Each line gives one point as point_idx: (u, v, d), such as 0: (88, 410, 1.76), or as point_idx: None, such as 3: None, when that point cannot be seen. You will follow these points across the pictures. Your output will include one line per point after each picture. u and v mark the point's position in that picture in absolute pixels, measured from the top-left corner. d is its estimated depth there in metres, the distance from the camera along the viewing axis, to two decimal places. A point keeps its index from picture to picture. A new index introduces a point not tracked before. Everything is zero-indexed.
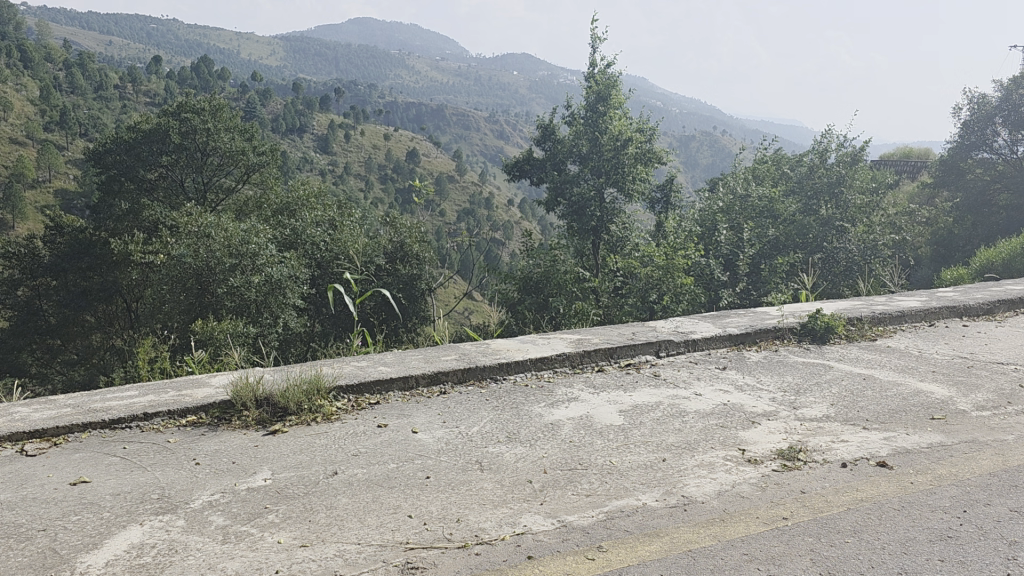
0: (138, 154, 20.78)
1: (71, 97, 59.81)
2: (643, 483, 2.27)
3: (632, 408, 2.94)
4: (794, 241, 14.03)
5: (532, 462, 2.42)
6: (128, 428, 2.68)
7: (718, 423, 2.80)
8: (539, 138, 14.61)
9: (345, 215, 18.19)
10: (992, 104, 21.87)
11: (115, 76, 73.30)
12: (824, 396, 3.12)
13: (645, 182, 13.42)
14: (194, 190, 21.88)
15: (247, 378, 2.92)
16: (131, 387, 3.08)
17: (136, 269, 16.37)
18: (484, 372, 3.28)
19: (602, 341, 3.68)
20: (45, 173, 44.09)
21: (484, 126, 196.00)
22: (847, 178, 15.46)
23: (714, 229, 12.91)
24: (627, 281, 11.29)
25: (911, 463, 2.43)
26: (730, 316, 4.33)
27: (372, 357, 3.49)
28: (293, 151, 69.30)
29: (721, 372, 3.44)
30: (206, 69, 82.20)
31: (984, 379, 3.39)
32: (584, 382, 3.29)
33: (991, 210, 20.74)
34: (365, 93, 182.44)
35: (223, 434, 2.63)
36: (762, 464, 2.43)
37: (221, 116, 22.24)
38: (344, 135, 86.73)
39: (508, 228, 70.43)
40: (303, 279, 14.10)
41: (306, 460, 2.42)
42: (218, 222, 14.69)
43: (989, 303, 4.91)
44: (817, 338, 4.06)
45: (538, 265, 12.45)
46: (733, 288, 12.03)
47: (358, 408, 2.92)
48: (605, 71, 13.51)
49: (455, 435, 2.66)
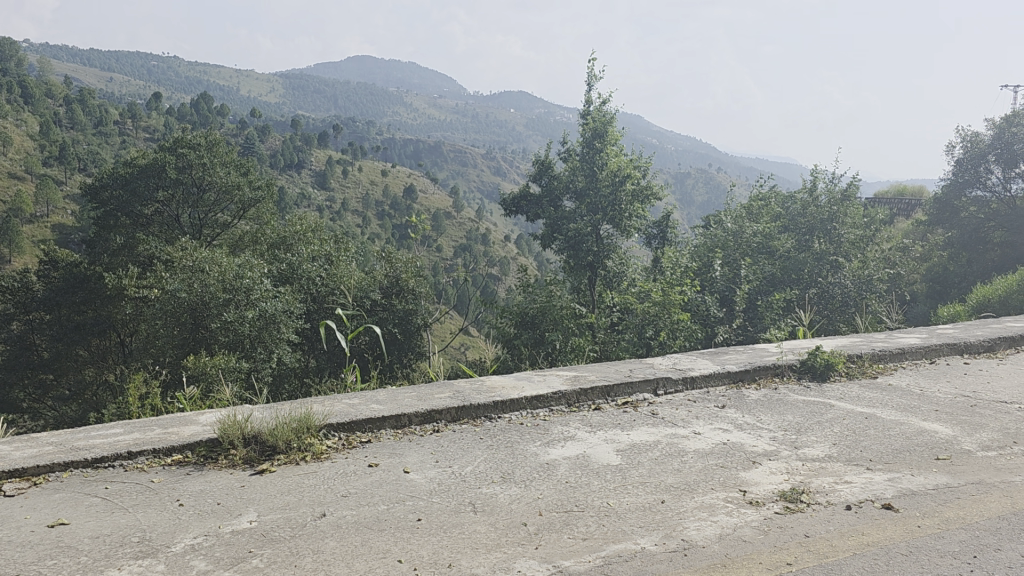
0: (134, 189, 20.80)
1: (71, 133, 60.18)
2: (642, 526, 2.20)
3: (629, 448, 2.87)
4: (789, 277, 14.03)
5: (527, 504, 2.35)
6: (112, 467, 2.60)
7: (718, 463, 2.73)
8: (535, 174, 14.49)
9: (340, 249, 18.18)
10: (985, 142, 21.99)
11: (115, 112, 73.84)
12: (825, 436, 3.05)
13: (641, 219, 13.44)
14: (190, 225, 21.89)
15: (235, 416, 2.84)
16: (116, 424, 3.01)
17: (130, 303, 16.29)
18: (478, 410, 3.21)
19: (599, 378, 3.62)
20: (43, 208, 44.22)
21: (481, 163, 197.33)
22: (838, 214, 15.47)
23: (710, 265, 12.97)
24: (624, 317, 11.29)
25: (917, 506, 2.36)
26: (729, 353, 4.27)
27: (365, 394, 3.41)
28: (291, 186, 69.53)
29: (721, 411, 3.37)
30: (205, 106, 82.80)
31: (988, 419, 3.32)
32: (581, 421, 3.22)
33: (986, 247, 20.75)
34: (363, 130, 183.86)
35: (209, 474, 2.55)
36: (764, 506, 2.35)
37: (217, 151, 22.31)
38: (342, 171, 87.18)
39: (504, 264, 70.54)
40: (297, 313, 13.96)
41: (293, 502, 2.34)
42: (212, 256, 14.64)
43: (989, 340, 4.86)
44: (817, 375, 4.00)
45: (535, 301, 12.40)
46: (730, 324, 12.04)
47: (348, 447, 2.85)
48: (600, 109, 13.48)
49: (449, 475, 2.59)
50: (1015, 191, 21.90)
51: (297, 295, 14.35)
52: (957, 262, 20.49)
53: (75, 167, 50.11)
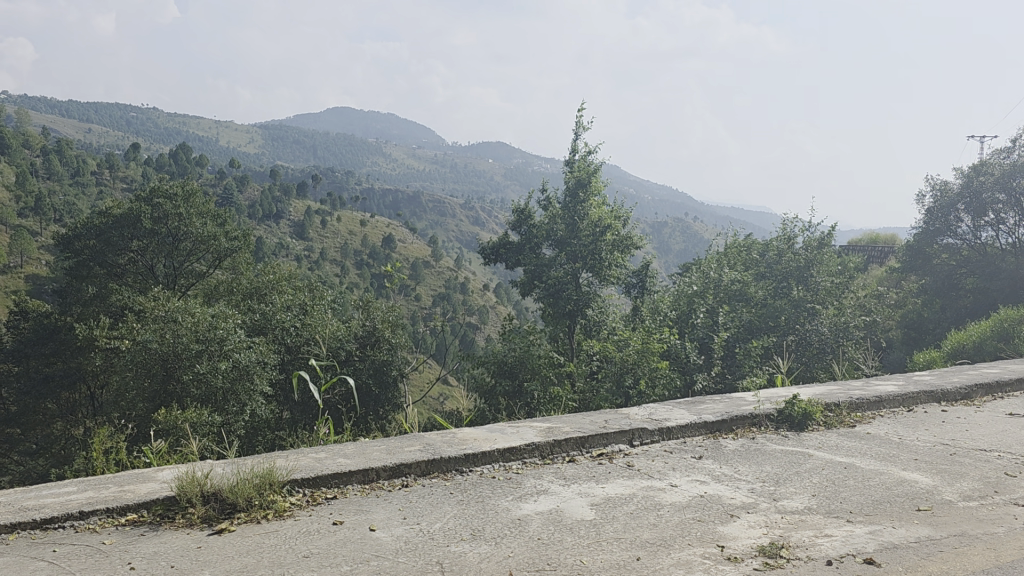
0: (108, 240, 20.64)
1: (47, 183, 59.91)
2: None
3: (604, 502, 2.79)
4: (766, 325, 14.04)
5: (497, 563, 2.25)
6: (61, 528, 2.48)
7: (695, 516, 2.65)
8: (515, 223, 14.29)
9: (316, 299, 18.05)
10: (953, 190, 22.44)
11: (93, 163, 73.82)
12: (804, 487, 2.98)
13: (621, 268, 13.42)
14: (165, 275, 21.70)
15: (194, 473, 2.74)
16: (70, 482, 2.89)
17: (100, 354, 16.00)
18: (449, 463, 3.12)
19: (573, 429, 3.54)
20: (17, 258, 43.90)
21: (460, 212, 198.45)
22: (814, 262, 15.49)
23: (691, 313, 13.05)
24: (603, 365, 11.23)
25: (900, 560, 2.29)
26: (706, 402, 4.21)
27: (332, 447, 3.31)
28: (269, 236, 69.34)
29: (697, 463, 3.29)
30: (183, 157, 82.86)
31: (968, 468, 3.27)
32: (554, 474, 3.13)
33: (959, 294, 20.94)
34: (342, 180, 184.75)
35: (164, 535, 2.44)
36: (743, 562, 2.27)
37: (194, 201, 22.20)
38: (320, 222, 87.21)
39: (484, 313, 70.54)
40: (271, 364, 13.75)
41: (251, 564, 2.24)
42: (186, 307, 14.46)
43: (966, 388, 4.83)
44: (794, 425, 3.94)
45: (513, 350, 12.29)
46: (709, 372, 12.04)
47: (313, 503, 2.74)
48: (585, 159, 13.61)
49: (416, 533, 2.48)
50: (985, 238, 22.23)
51: (271, 345, 14.16)
52: (932, 308, 20.69)
53: (51, 217, 49.92)
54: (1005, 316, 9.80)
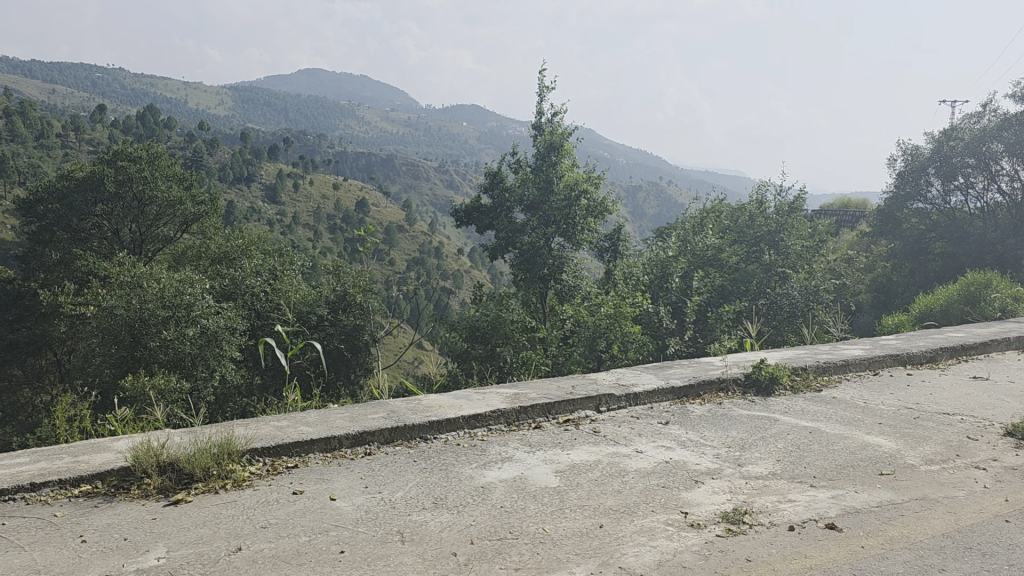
0: (71, 204, 20.29)
1: (10, 145, 58.55)
2: (578, 553, 2.10)
3: (568, 468, 2.77)
4: (737, 289, 14.10)
5: (458, 532, 2.23)
6: (12, 500, 2.42)
7: (659, 483, 2.64)
8: (487, 186, 14.17)
9: (286, 263, 17.86)
10: (924, 155, 22.57)
11: (57, 125, 72.21)
12: (769, 452, 2.98)
13: (593, 233, 13.38)
14: (131, 240, 21.36)
15: (150, 443, 2.67)
16: (23, 452, 2.82)
17: (65, 321, 15.77)
18: (413, 431, 3.08)
19: (540, 396, 3.51)
20: None
21: (434, 176, 197.22)
22: (786, 227, 15.53)
23: (664, 276, 13.09)
24: (575, 330, 11.25)
25: (861, 525, 2.29)
26: (674, 367, 4.20)
27: (295, 415, 3.26)
28: (240, 200, 68.49)
29: (664, 428, 3.28)
30: (151, 118, 81.29)
31: (931, 431, 3.29)
32: (519, 441, 3.10)
33: (928, 258, 21.19)
34: (314, 143, 182.62)
35: (118, 506, 2.39)
36: (705, 528, 2.26)
37: (160, 164, 21.75)
38: (292, 185, 86.25)
39: (458, 277, 70.42)
40: (240, 329, 13.61)
41: (207, 535, 2.19)
42: (152, 272, 14.23)
43: (931, 351, 4.88)
44: (761, 389, 3.94)
45: (485, 314, 12.24)
46: (681, 337, 12.17)
47: (274, 472, 2.70)
48: (554, 121, 13.48)
49: (377, 502, 2.45)
50: (954, 203, 22.45)
51: (239, 311, 14.00)
52: (901, 272, 20.94)
53: (15, 180, 49.02)
54: (972, 280, 9.90)
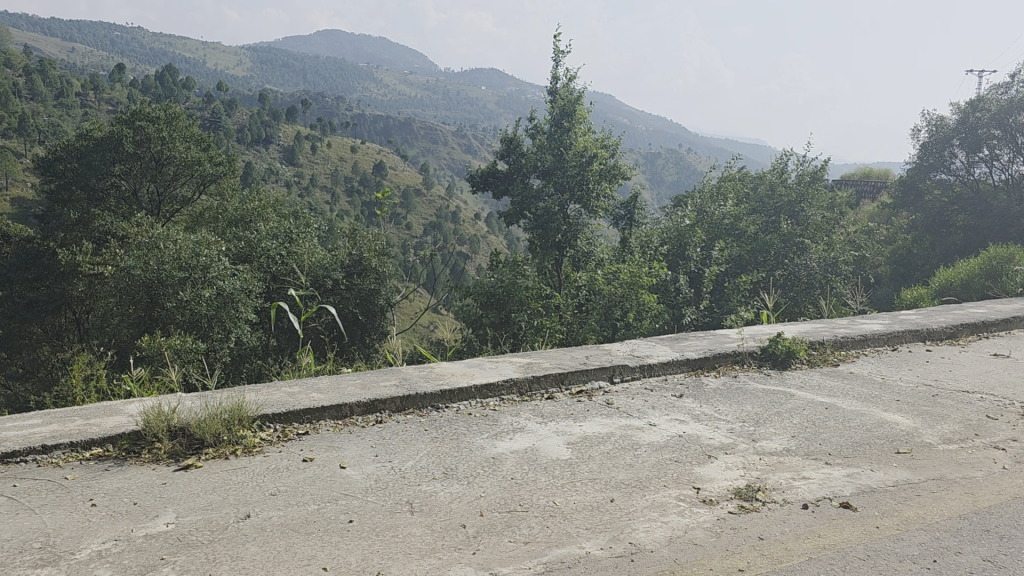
0: (89, 163, 20.41)
1: (31, 104, 58.81)
2: (588, 528, 2.08)
3: (580, 440, 2.75)
4: (755, 259, 13.99)
5: (467, 504, 2.21)
6: (23, 462, 2.42)
7: (672, 457, 2.61)
8: (503, 152, 14.06)
9: (302, 226, 17.88)
10: (950, 125, 22.15)
11: (77, 84, 72.39)
12: (784, 427, 2.94)
13: (609, 199, 13.26)
14: (149, 200, 21.48)
15: (160, 407, 2.67)
16: (35, 414, 2.83)
17: (84, 280, 15.89)
18: (425, 400, 3.06)
19: (553, 366, 3.48)
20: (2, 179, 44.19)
21: (451, 140, 196.46)
22: (807, 197, 15.28)
23: (681, 246, 13.00)
24: (590, 298, 11.22)
25: (876, 504, 2.26)
26: (689, 339, 4.16)
27: (307, 382, 3.25)
28: (258, 162, 68.56)
29: (678, 401, 3.25)
30: (170, 78, 81.24)
31: (950, 409, 3.24)
32: (531, 411, 3.08)
33: (949, 230, 20.90)
34: (332, 105, 182.14)
35: (129, 470, 2.39)
36: (717, 505, 2.24)
37: (178, 124, 21.75)
38: (309, 147, 86.20)
39: (475, 243, 70.39)
40: (256, 292, 13.65)
41: (216, 501, 2.18)
42: (168, 233, 14.27)
43: (952, 327, 4.80)
44: (778, 363, 3.90)
45: (500, 280, 12.22)
46: (697, 306, 12.13)
47: (284, 439, 2.69)
48: (569, 86, 13.31)
49: (387, 471, 2.44)
50: (978, 175, 22.09)
51: (255, 274, 14.03)
52: (922, 245, 20.68)
53: (36, 139, 49.39)
54: (993, 253, 9.77)
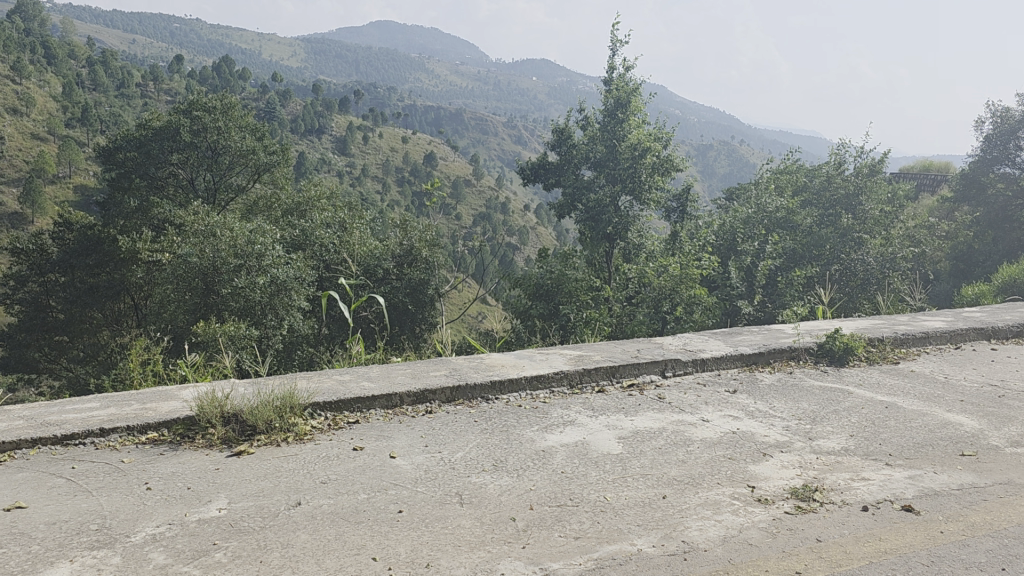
0: (148, 152, 20.85)
1: (93, 95, 60.57)
2: (639, 524, 2.04)
3: (631, 435, 2.71)
4: (809, 254, 13.75)
5: (517, 497, 2.19)
6: (82, 445, 2.48)
7: (726, 454, 2.56)
8: (554, 142, 14.01)
9: (355, 216, 18.07)
10: (1015, 118, 21.44)
11: (138, 75, 74.25)
12: (842, 426, 2.86)
13: (661, 192, 13.08)
14: (205, 189, 21.88)
15: (214, 394, 2.70)
16: (94, 398, 2.88)
17: (142, 266, 16.27)
18: (475, 390, 3.05)
19: (604, 358, 3.45)
20: (67, 168, 45.69)
21: (502, 131, 196.58)
22: (865, 190, 14.64)
23: (735, 239, 12.83)
24: (640, 291, 11.12)
25: (940, 509, 2.18)
26: (743, 333, 4.08)
27: (357, 370, 3.27)
28: (311, 151, 69.46)
29: (731, 397, 3.19)
30: (227, 70, 82.73)
31: (1017, 411, 3.12)
32: (582, 404, 3.05)
33: (1013, 225, 20.26)
34: (383, 96, 183.69)
35: (183, 455, 2.42)
36: (773, 504, 2.18)
37: (234, 114, 22.12)
38: (362, 138, 87.05)
39: (524, 233, 70.38)
40: (309, 280, 13.81)
41: (267, 488, 2.19)
42: (224, 221, 14.55)
43: (1019, 325, 4.63)
44: (835, 360, 3.79)
45: (550, 272, 12.20)
46: (750, 301, 11.97)
47: (334, 427, 2.70)
48: (624, 77, 13.20)
49: (437, 462, 2.43)
50: None
51: (308, 262, 14.19)
52: (984, 240, 20.09)
53: (97, 129, 50.84)
54: None
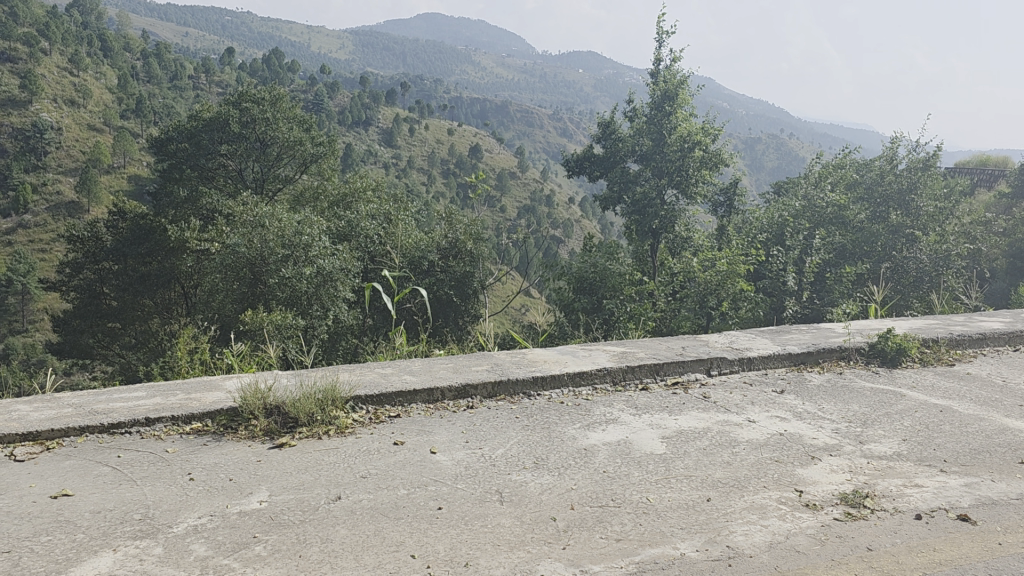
0: (199, 143, 21.21)
1: (147, 87, 61.83)
2: (682, 528, 2.00)
3: (676, 435, 2.65)
4: (860, 249, 13.49)
5: (558, 496, 2.16)
6: (128, 433, 2.51)
7: (772, 457, 2.49)
8: (600, 135, 14.00)
9: (400, 208, 18.19)
10: None
11: (190, 68, 75.56)
12: (894, 430, 2.77)
13: (708, 185, 12.92)
14: (254, 179, 22.18)
15: (258, 385, 2.72)
16: (141, 387, 2.92)
17: (191, 255, 16.56)
18: (516, 386, 3.02)
19: (648, 356, 3.39)
20: (121, 158, 46.75)
21: (547, 124, 196.20)
22: (918, 184, 14.12)
23: (783, 233, 12.63)
24: (685, 286, 11.00)
25: (999, 519, 2.09)
26: (791, 332, 3.99)
27: (400, 364, 3.26)
28: (358, 144, 70.10)
29: (779, 397, 3.11)
30: (277, 62, 83.77)
31: None
32: (625, 402, 3.00)
33: None
34: (430, 88, 184.46)
35: (226, 446, 2.43)
36: (822, 510, 2.12)
37: (282, 105, 22.37)
38: (408, 130, 87.54)
39: (569, 226, 70.20)
40: (354, 271, 13.92)
41: (308, 481, 2.20)
42: (272, 211, 14.73)
43: None
44: (887, 360, 3.68)
45: (594, 265, 12.14)
46: (797, 297, 11.80)
47: (376, 421, 2.70)
48: (671, 69, 13.06)
49: (477, 458, 2.41)
50: None
51: (354, 253, 14.31)
52: None
53: (151, 120, 51.91)
54: None
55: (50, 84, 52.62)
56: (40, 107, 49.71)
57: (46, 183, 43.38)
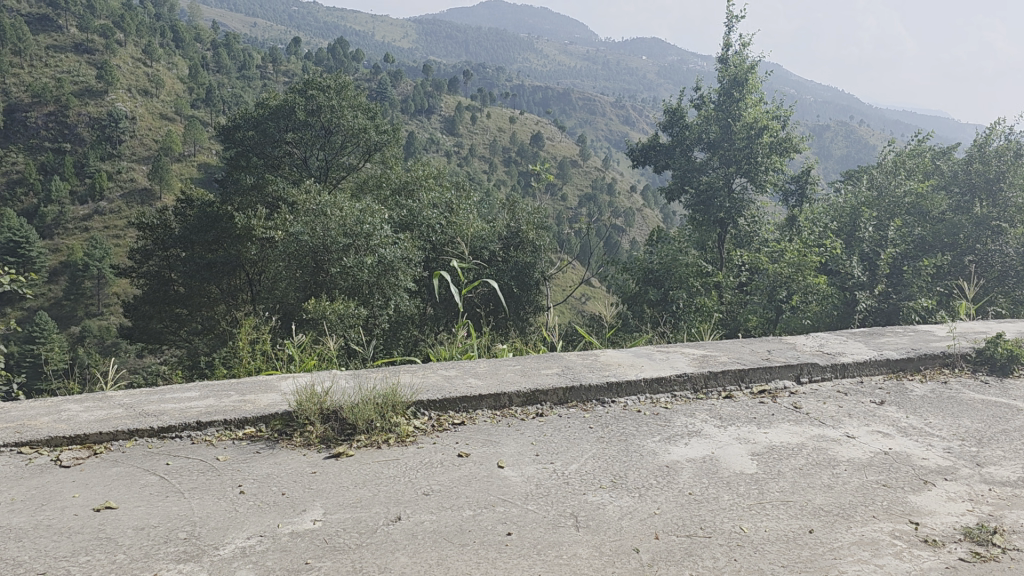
0: (265, 131, 21.49)
1: (216, 77, 63.30)
2: (785, 565, 1.76)
3: (766, 451, 2.41)
4: (941, 241, 12.81)
5: (640, 522, 1.93)
6: (179, 437, 2.37)
7: (879, 480, 2.23)
8: (666, 124, 13.57)
9: (462, 196, 18.08)
10: None
11: (258, 58, 77.12)
12: (1014, 451, 2.47)
13: (779, 174, 12.46)
14: (318, 167, 22.34)
15: (314, 387, 2.56)
16: (195, 386, 2.79)
17: (256, 243, 16.73)
18: (589, 392, 2.80)
19: (731, 360, 3.14)
20: (190, 148, 48.34)
21: (609, 112, 194.83)
22: (1008, 172, 13.07)
23: (856, 222, 12.11)
24: (753, 277, 10.60)
25: None
26: (886, 335, 3.68)
27: (464, 365, 3.06)
28: (420, 132, 70.62)
29: (878, 409, 2.83)
30: (341, 51, 84.89)
31: None
32: (707, 412, 2.76)
33: None
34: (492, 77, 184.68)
35: (280, 454, 2.27)
36: (944, 548, 1.85)
37: (347, 94, 22.52)
38: (470, 117, 87.80)
39: (630, 216, 69.45)
40: (416, 260, 13.82)
41: (366, 498, 2.02)
42: (335, 200, 14.72)
43: None
44: (996, 367, 3.36)
45: (658, 257, 11.84)
46: (871, 289, 11.29)
47: (438, 429, 2.51)
48: (739, 53, 12.68)
49: (550, 475, 2.20)
50: None
51: (416, 242, 14.25)
52: None
53: (221, 109, 53.08)
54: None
55: (125, 76, 54.24)
56: (115, 97, 51.22)
57: (121, 171, 45.05)
